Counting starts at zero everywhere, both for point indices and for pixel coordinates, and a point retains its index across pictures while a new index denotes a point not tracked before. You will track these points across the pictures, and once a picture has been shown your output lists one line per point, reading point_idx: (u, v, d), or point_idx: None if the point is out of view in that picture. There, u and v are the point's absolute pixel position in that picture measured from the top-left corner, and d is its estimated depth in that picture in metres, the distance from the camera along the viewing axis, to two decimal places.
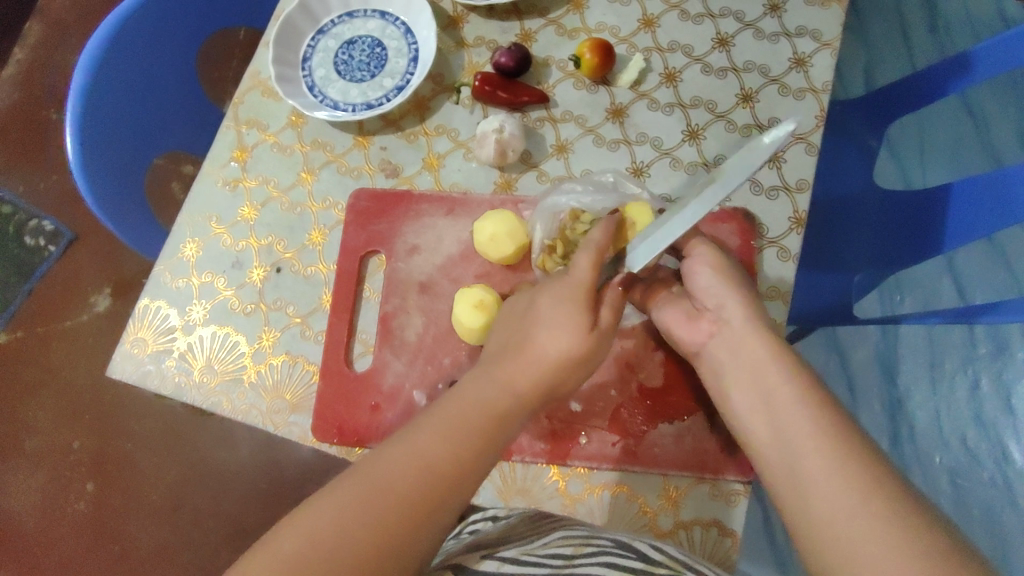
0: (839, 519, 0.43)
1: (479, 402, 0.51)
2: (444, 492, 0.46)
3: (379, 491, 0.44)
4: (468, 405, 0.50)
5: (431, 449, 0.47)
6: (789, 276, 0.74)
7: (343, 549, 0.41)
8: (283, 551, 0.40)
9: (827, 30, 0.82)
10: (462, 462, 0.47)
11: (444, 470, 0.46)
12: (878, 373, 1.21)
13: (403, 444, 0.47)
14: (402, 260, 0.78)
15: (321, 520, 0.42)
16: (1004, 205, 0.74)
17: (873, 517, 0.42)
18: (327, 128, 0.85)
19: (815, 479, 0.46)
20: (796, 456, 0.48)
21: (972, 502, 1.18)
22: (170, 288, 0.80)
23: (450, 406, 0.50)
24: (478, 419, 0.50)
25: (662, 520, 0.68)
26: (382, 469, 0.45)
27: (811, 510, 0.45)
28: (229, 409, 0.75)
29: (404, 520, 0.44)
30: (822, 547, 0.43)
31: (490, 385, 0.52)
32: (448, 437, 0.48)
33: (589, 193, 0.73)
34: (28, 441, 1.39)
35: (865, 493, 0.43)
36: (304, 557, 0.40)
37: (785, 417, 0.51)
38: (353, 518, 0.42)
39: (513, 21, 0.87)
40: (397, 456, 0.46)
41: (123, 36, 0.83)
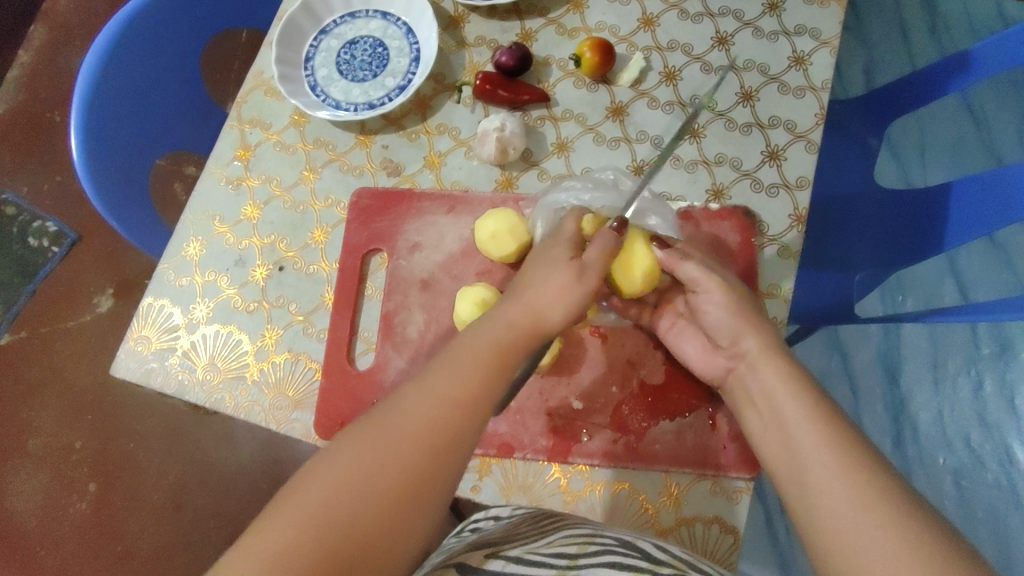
0: (845, 531, 0.43)
1: (482, 350, 0.52)
2: (456, 435, 0.47)
3: (395, 440, 0.45)
4: (472, 354, 0.51)
5: (440, 397, 0.48)
6: (789, 274, 0.75)
7: (366, 497, 0.43)
8: (308, 502, 0.42)
9: (826, 28, 0.82)
10: (471, 407, 0.49)
11: (455, 416, 0.48)
12: (879, 373, 1.21)
13: (413, 395, 0.48)
14: (404, 258, 0.78)
15: (341, 472, 0.43)
16: (1004, 201, 0.74)
17: (878, 527, 0.42)
18: (329, 127, 0.86)
19: (822, 489, 0.46)
20: (802, 468, 0.48)
21: (976, 503, 1.18)
22: (174, 286, 0.81)
23: (455, 356, 0.51)
24: (483, 365, 0.51)
25: (662, 517, 0.68)
26: (395, 419, 0.47)
27: (817, 521, 0.45)
28: (231, 406, 0.75)
29: (421, 466, 0.45)
30: (829, 556, 0.44)
31: (491, 336, 0.53)
32: (455, 384, 0.49)
33: (589, 190, 0.74)
34: (30, 441, 1.40)
35: (870, 501, 0.43)
36: (329, 507, 0.42)
37: (790, 429, 0.51)
38: (373, 466, 0.44)
39: (514, 20, 0.87)
40: (408, 406, 0.48)
41: (127, 36, 0.84)
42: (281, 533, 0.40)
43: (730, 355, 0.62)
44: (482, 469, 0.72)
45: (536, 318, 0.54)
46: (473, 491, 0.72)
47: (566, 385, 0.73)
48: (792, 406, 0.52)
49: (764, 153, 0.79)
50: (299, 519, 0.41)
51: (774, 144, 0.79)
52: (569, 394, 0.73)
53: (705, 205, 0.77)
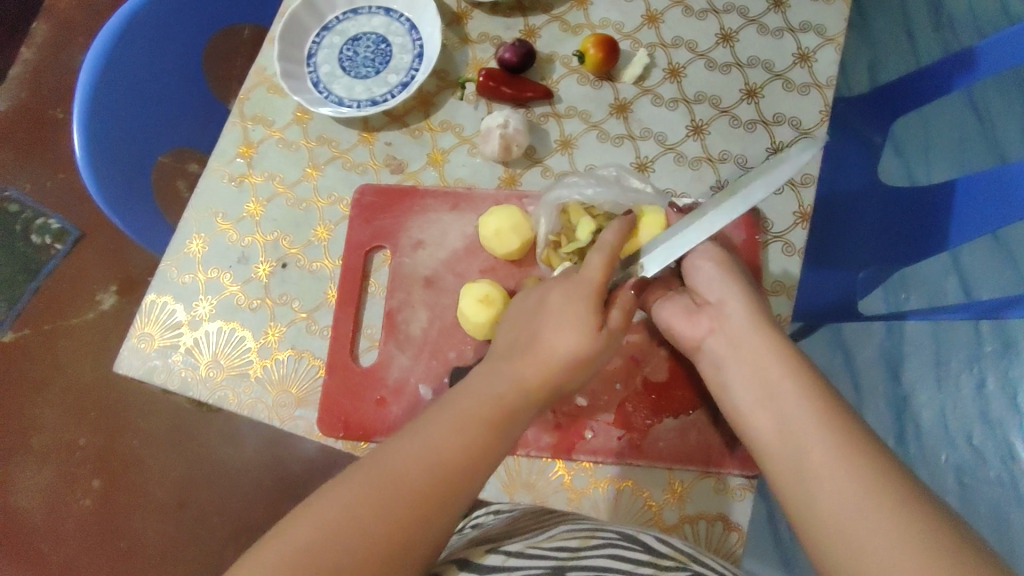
0: (845, 518, 0.43)
1: (491, 395, 0.51)
2: (455, 482, 0.46)
3: (392, 482, 0.45)
4: (478, 398, 0.51)
5: (442, 441, 0.47)
6: (794, 271, 0.74)
7: (357, 539, 0.41)
8: (298, 540, 0.41)
9: (831, 25, 0.82)
10: (473, 454, 0.48)
11: (458, 463, 0.47)
12: (883, 371, 1.21)
13: (415, 437, 0.48)
14: (407, 255, 0.78)
15: (334, 511, 0.42)
16: (1008, 198, 0.74)
17: (878, 513, 0.42)
18: (332, 124, 0.86)
19: (821, 476, 0.46)
20: (800, 456, 0.48)
21: (978, 500, 1.18)
22: (177, 283, 0.81)
23: (461, 401, 0.51)
24: (490, 409, 0.50)
25: (667, 515, 0.68)
26: (394, 461, 0.46)
27: (818, 508, 0.45)
28: (235, 403, 0.75)
29: (416, 511, 0.44)
30: (830, 543, 0.43)
31: (501, 381, 0.52)
32: (459, 428, 0.48)
33: (592, 185, 0.73)
34: (35, 438, 1.40)
35: (872, 488, 0.43)
36: (320, 547, 0.41)
37: (790, 417, 0.51)
38: (367, 507, 0.43)
39: (517, 17, 0.87)
40: (408, 448, 0.47)
41: (130, 33, 0.84)
42: (281, 556, 0.40)
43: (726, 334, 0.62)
44: None
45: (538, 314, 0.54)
46: None
47: None
48: (792, 395, 0.51)
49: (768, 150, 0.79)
50: (324, 527, 0.41)
51: (779, 141, 0.79)
52: (573, 391, 0.72)
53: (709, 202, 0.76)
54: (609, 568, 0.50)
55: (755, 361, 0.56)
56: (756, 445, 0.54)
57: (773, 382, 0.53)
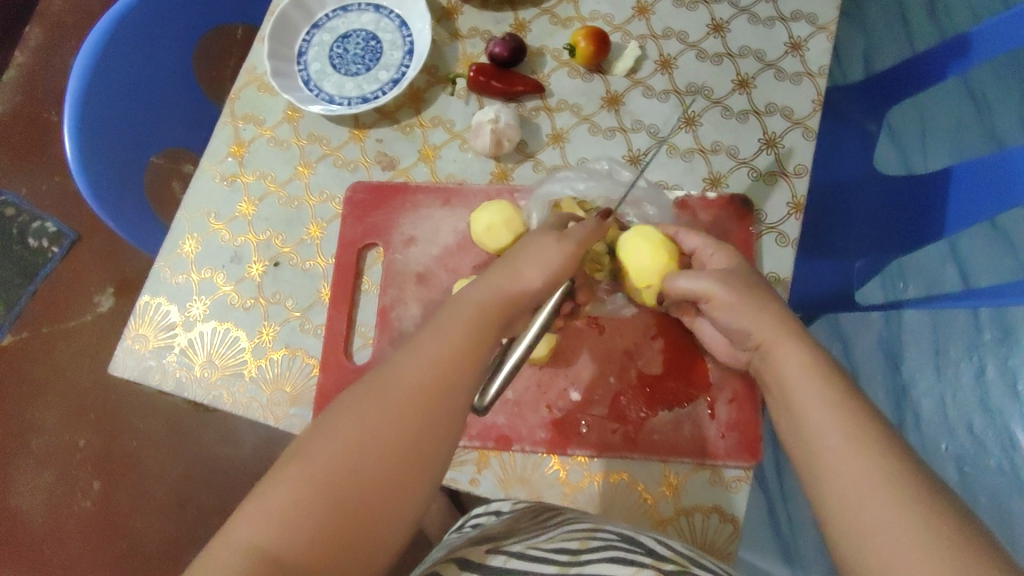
0: (851, 510, 0.44)
1: (483, 310, 0.52)
2: (455, 393, 0.48)
3: (394, 400, 0.46)
4: (468, 313, 0.51)
5: (439, 356, 0.49)
6: (787, 262, 0.74)
7: (368, 456, 0.44)
8: (311, 463, 0.43)
9: (822, 14, 0.81)
10: (469, 365, 0.49)
11: (456, 375, 0.48)
12: (881, 360, 1.21)
13: (406, 361, 0.48)
14: (400, 252, 0.78)
15: (344, 433, 0.44)
16: (1005, 186, 0.74)
17: (884, 509, 0.43)
18: (323, 122, 0.85)
19: (832, 471, 0.46)
20: (812, 447, 0.48)
21: (979, 489, 1.17)
22: (170, 283, 0.81)
23: (450, 319, 0.51)
24: (481, 320, 0.51)
25: (662, 507, 0.68)
26: (389, 385, 0.47)
27: (827, 499, 0.46)
28: (229, 403, 0.75)
29: (422, 425, 0.46)
30: (838, 533, 0.45)
31: (482, 301, 0.52)
32: (447, 346, 0.49)
33: (584, 180, 0.73)
34: (35, 441, 1.40)
35: (879, 483, 0.44)
36: (332, 467, 0.43)
37: (799, 407, 0.51)
38: (373, 423, 0.45)
39: (507, 11, 0.86)
40: (403, 372, 0.48)
41: (120, 32, 0.84)
42: (297, 479, 0.42)
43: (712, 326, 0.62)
44: (481, 462, 0.72)
45: (535, 309, 0.53)
46: (471, 484, 0.71)
47: (565, 376, 0.73)
48: (803, 388, 0.51)
49: (761, 140, 0.78)
50: (335, 449, 0.44)
51: (772, 131, 0.78)
52: (567, 385, 0.72)
53: (701, 194, 0.76)
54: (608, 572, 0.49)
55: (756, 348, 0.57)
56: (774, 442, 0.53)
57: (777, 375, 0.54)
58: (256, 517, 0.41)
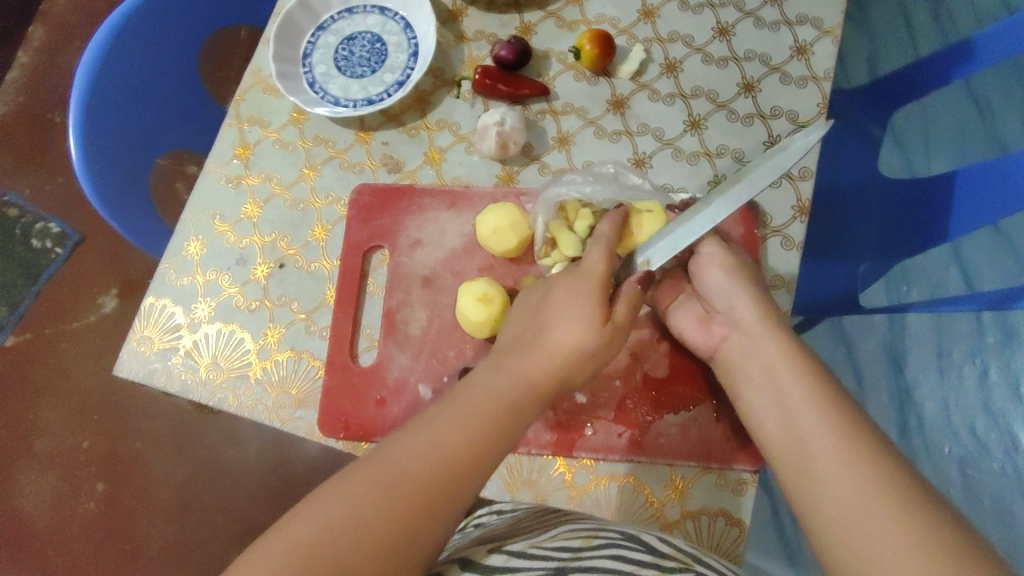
0: (847, 519, 0.43)
1: (492, 391, 0.51)
2: (454, 481, 0.46)
3: (393, 479, 0.45)
4: (477, 397, 0.51)
5: (443, 437, 0.47)
6: (793, 266, 0.74)
7: (358, 536, 0.42)
8: (298, 538, 0.41)
9: (828, 17, 0.81)
10: (474, 455, 0.47)
11: (458, 466, 0.47)
12: (886, 364, 1.20)
13: (451, 408, 0.50)
14: (405, 255, 0.78)
15: (337, 509, 0.43)
16: (1011, 190, 0.73)
17: (880, 518, 0.41)
18: (328, 124, 0.85)
19: (827, 474, 0.46)
20: (807, 457, 0.48)
21: (982, 492, 1.18)
22: (176, 285, 0.81)
23: (499, 373, 0.53)
24: (491, 406, 0.50)
25: (668, 510, 0.68)
26: (434, 429, 0.48)
27: (822, 509, 0.45)
28: (235, 405, 0.75)
29: (417, 509, 0.44)
30: (832, 543, 0.43)
31: (533, 354, 0.54)
32: (492, 399, 0.51)
33: (590, 184, 0.73)
34: (38, 442, 1.40)
35: (879, 488, 0.43)
36: (320, 544, 0.41)
37: (799, 414, 0.51)
38: (415, 462, 0.46)
39: (513, 14, 0.87)
40: (447, 418, 0.49)
41: (125, 34, 0.84)
42: (336, 505, 0.43)
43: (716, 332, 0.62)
44: None
45: (551, 335, 0.54)
46: None
47: None
48: (797, 397, 0.51)
49: (766, 144, 0.78)
50: (375, 481, 0.44)
51: (777, 135, 0.78)
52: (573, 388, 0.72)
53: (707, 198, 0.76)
54: (610, 567, 0.50)
55: (762, 354, 0.57)
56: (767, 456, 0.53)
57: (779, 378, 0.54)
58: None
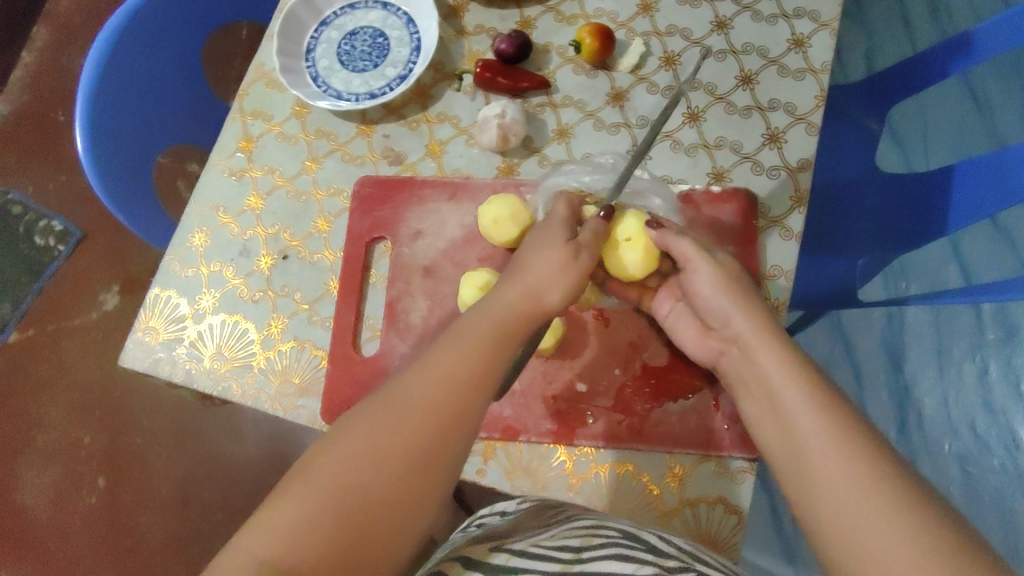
0: (845, 517, 0.44)
1: (474, 345, 0.51)
2: (461, 415, 0.48)
3: (404, 417, 0.46)
4: (478, 333, 0.52)
5: (428, 399, 0.47)
6: (790, 256, 0.75)
7: (358, 497, 0.43)
8: (320, 479, 0.43)
9: (825, 11, 0.82)
10: (478, 390, 0.49)
11: (464, 402, 0.48)
12: (884, 358, 1.21)
13: (431, 365, 0.49)
14: (407, 246, 0.79)
15: (353, 450, 0.44)
16: (1009, 183, 0.74)
17: (878, 514, 0.42)
18: (330, 118, 0.86)
19: (820, 471, 0.46)
20: (804, 453, 0.48)
21: (983, 488, 1.17)
22: (180, 277, 0.81)
23: (478, 326, 0.52)
24: (492, 342, 0.51)
25: (667, 498, 0.69)
26: (417, 389, 0.48)
27: (819, 507, 0.46)
28: (238, 394, 0.76)
29: (429, 445, 0.46)
30: (830, 542, 0.44)
31: (512, 310, 0.54)
32: (472, 352, 0.50)
33: (589, 173, 0.74)
34: (41, 438, 1.41)
35: (871, 485, 0.43)
36: (342, 482, 0.43)
37: (785, 406, 0.51)
38: (402, 423, 0.46)
39: (513, 8, 0.87)
40: (429, 375, 0.49)
41: (130, 29, 0.85)
42: (328, 474, 0.43)
43: (715, 323, 0.62)
44: (488, 452, 0.73)
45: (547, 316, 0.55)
46: (478, 474, 0.72)
47: (570, 368, 0.73)
48: (784, 385, 0.52)
49: (764, 136, 0.79)
50: (365, 446, 0.45)
51: (775, 127, 0.79)
52: (573, 376, 0.73)
53: (705, 188, 0.77)
54: (612, 571, 0.50)
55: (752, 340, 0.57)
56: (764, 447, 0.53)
57: (763, 368, 0.54)
58: (267, 531, 0.41)
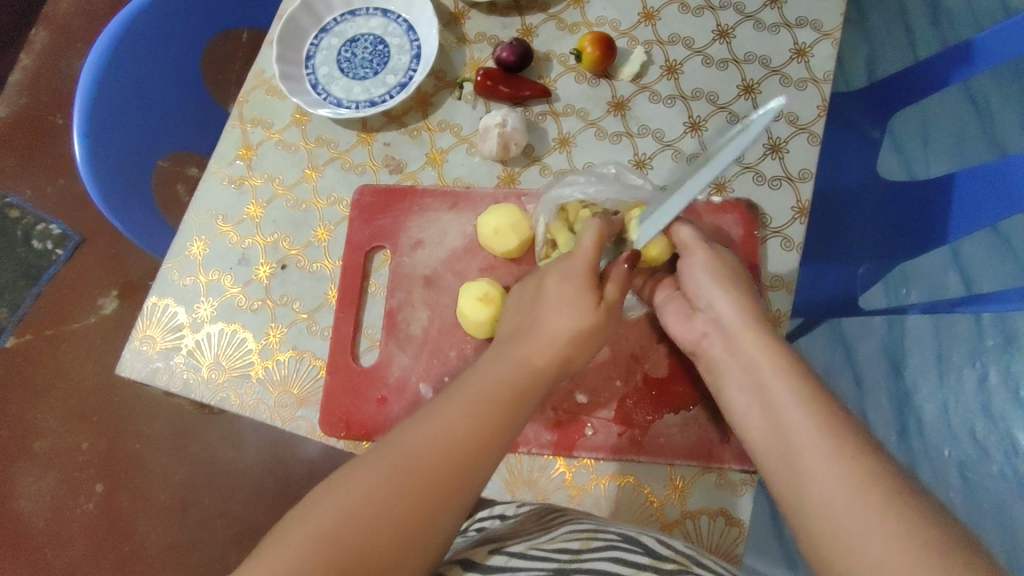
0: (835, 514, 0.43)
1: (498, 376, 0.52)
2: (459, 473, 0.46)
3: (405, 471, 0.45)
4: (486, 386, 0.51)
5: (451, 424, 0.48)
6: (792, 267, 0.75)
7: (382, 516, 0.42)
8: (325, 514, 0.42)
9: (827, 21, 0.82)
10: (483, 434, 0.48)
11: (464, 445, 0.47)
12: (885, 366, 1.21)
13: (455, 395, 0.50)
14: (407, 255, 0.79)
15: (348, 499, 0.43)
16: (1009, 194, 0.74)
17: (870, 511, 0.41)
18: (331, 125, 0.86)
19: (815, 474, 0.45)
20: (795, 451, 0.48)
21: (982, 494, 1.17)
22: (178, 285, 0.81)
23: (505, 358, 0.54)
24: (500, 399, 0.50)
25: (668, 510, 0.68)
26: (442, 417, 0.48)
27: (810, 504, 0.45)
28: (236, 404, 0.75)
29: (429, 490, 0.45)
30: (821, 539, 0.43)
31: (536, 343, 0.55)
32: (496, 380, 0.51)
33: (593, 184, 0.73)
34: (38, 443, 1.40)
35: (866, 482, 0.43)
36: (342, 524, 0.41)
37: (785, 410, 0.50)
38: (427, 449, 0.46)
39: (514, 17, 0.87)
40: (455, 405, 0.49)
41: (129, 35, 0.84)
42: (352, 491, 0.43)
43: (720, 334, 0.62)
44: None
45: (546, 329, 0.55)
46: None
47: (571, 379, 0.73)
48: (777, 394, 0.51)
49: (766, 145, 0.79)
50: (389, 469, 0.45)
51: (777, 137, 0.79)
52: (573, 388, 0.72)
53: (707, 199, 0.76)
54: (610, 570, 0.49)
55: (746, 351, 0.56)
56: (756, 450, 0.53)
57: (757, 381, 0.54)
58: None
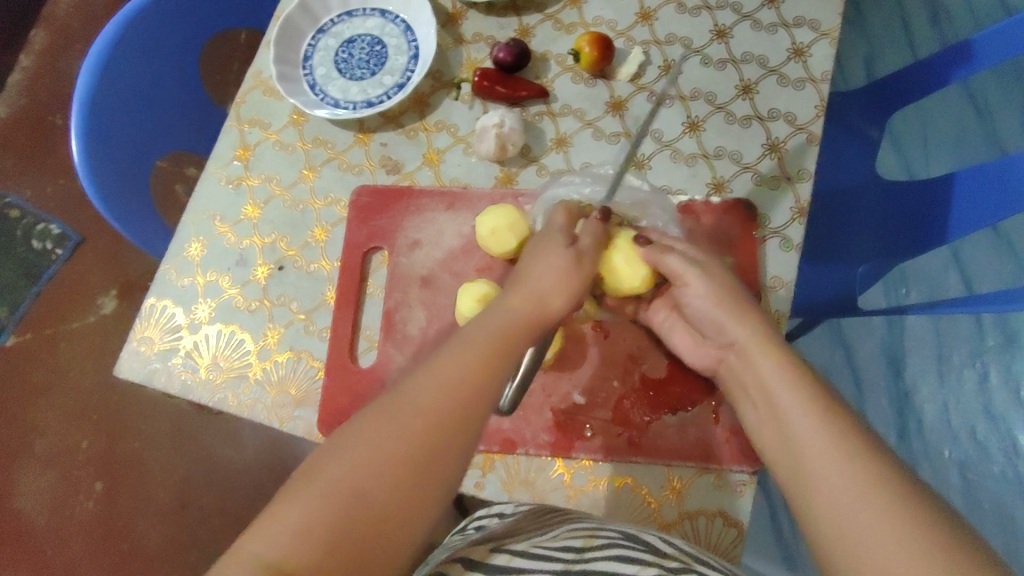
0: (842, 517, 0.43)
1: (500, 328, 0.50)
2: (462, 421, 0.44)
3: (405, 423, 0.43)
4: (489, 336, 0.49)
5: (456, 373, 0.46)
6: (790, 267, 0.74)
7: (391, 471, 0.41)
8: (334, 470, 0.41)
9: (825, 20, 0.82)
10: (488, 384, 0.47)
11: (471, 393, 0.46)
12: (884, 366, 1.20)
13: (458, 344, 0.48)
14: (404, 256, 0.79)
15: (356, 455, 0.42)
16: (1010, 192, 0.73)
17: (877, 515, 0.41)
18: (328, 126, 0.86)
19: (821, 476, 0.45)
20: (799, 455, 0.48)
21: (983, 495, 1.17)
22: (176, 286, 0.81)
23: (506, 308, 0.52)
24: (502, 348, 0.49)
25: (666, 511, 0.68)
26: (446, 365, 0.46)
27: (816, 508, 0.45)
28: (234, 405, 0.75)
29: (438, 443, 0.43)
30: (826, 545, 0.43)
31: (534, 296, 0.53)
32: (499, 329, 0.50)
33: (589, 184, 0.74)
34: (38, 443, 1.40)
35: (867, 484, 0.43)
36: (350, 481, 0.40)
37: (787, 412, 0.50)
38: (433, 399, 0.44)
39: (511, 17, 0.87)
40: (458, 354, 0.47)
41: (127, 36, 0.84)
42: (358, 447, 0.42)
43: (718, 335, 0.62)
44: (486, 465, 0.72)
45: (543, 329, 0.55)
46: (476, 487, 0.72)
47: (568, 380, 0.73)
48: (775, 395, 0.51)
49: (764, 146, 0.79)
50: (394, 421, 0.43)
51: (775, 137, 0.79)
52: (570, 388, 0.72)
53: (705, 199, 0.76)
54: (613, 571, 0.49)
55: (744, 351, 0.56)
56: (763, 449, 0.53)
57: (756, 382, 0.54)
58: (256, 547, 0.38)
